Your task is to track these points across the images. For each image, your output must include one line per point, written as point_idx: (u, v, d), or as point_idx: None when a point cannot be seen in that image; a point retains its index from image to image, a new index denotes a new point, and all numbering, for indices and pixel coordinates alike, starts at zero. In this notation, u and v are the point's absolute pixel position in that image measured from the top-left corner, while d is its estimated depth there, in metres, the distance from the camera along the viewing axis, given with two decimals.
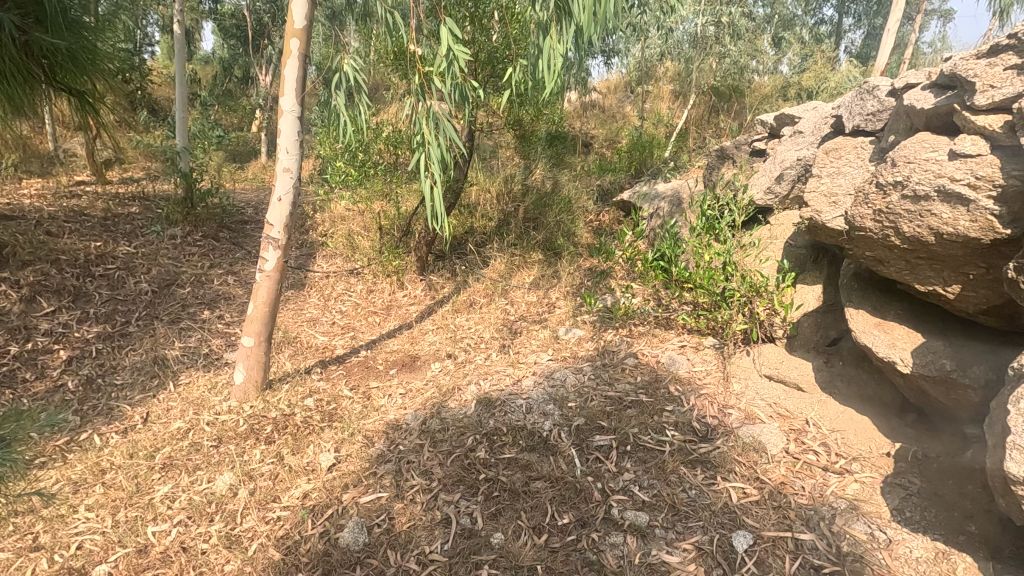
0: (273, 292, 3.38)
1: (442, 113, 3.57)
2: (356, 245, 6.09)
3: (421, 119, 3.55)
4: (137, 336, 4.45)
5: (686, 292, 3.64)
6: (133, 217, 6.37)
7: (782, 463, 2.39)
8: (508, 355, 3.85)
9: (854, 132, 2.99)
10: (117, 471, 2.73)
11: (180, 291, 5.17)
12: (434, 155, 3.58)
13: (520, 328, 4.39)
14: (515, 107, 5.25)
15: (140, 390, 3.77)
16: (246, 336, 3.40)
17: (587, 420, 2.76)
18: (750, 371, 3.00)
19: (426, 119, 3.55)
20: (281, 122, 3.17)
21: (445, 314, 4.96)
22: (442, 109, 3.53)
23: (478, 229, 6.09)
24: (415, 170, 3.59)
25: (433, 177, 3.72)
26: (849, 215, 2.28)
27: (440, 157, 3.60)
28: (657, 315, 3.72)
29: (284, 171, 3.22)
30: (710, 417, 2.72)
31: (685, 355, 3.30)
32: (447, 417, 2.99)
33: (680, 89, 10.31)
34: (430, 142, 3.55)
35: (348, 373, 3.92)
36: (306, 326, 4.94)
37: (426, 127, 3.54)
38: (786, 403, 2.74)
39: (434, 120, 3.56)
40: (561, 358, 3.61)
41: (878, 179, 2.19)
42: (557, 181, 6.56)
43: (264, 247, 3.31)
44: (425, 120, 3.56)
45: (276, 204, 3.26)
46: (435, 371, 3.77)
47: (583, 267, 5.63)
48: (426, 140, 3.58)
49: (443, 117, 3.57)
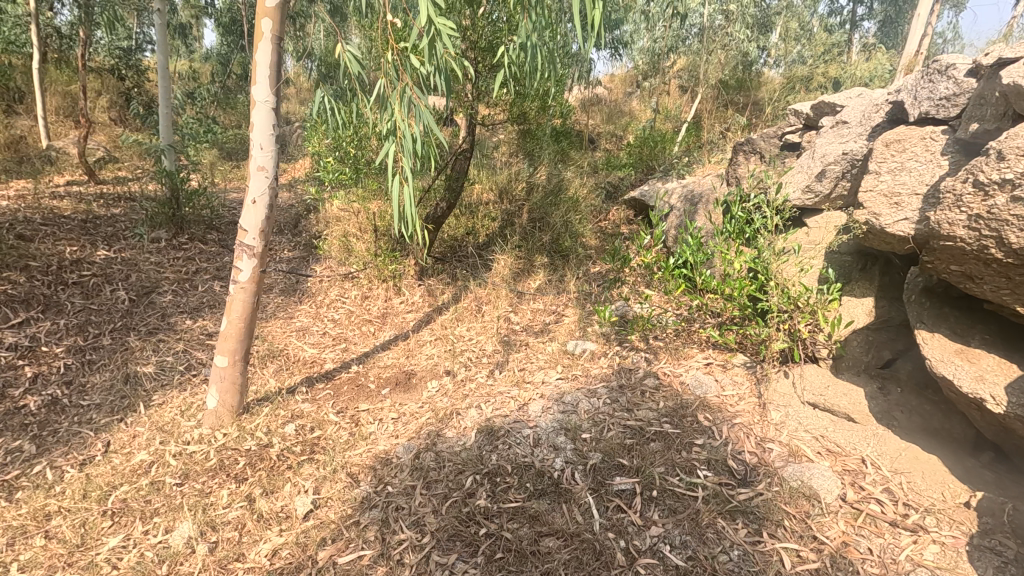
0: (249, 305, 3.02)
1: (420, 98, 3.16)
2: (351, 248, 5.74)
3: (393, 102, 3.09)
4: (110, 350, 4.09)
5: (712, 303, 3.27)
6: (116, 220, 6.03)
7: (840, 515, 2.01)
8: (512, 373, 3.47)
9: (922, 120, 2.55)
10: (64, 516, 2.39)
11: (161, 299, 4.82)
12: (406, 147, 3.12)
13: (526, 340, 4.01)
14: (519, 100, 4.87)
15: (108, 411, 3.43)
16: (219, 355, 3.04)
17: (605, 458, 2.39)
18: (790, 397, 2.62)
19: (400, 103, 3.10)
20: (253, 114, 2.81)
21: (444, 323, 4.59)
22: (423, 92, 3.12)
23: (479, 231, 5.72)
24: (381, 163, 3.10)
25: (404, 174, 3.28)
26: (934, 219, 1.92)
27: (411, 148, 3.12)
28: (679, 329, 3.38)
29: (258, 170, 2.86)
30: (748, 453, 2.35)
31: (713, 377, 2.95)
32: (443, 451, 2.64)
33: (688, 82, 9.91)
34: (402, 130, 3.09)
35: (337, 392, 3.55)
36: (295, 338, 4.58)
37: (398, 112, 3.08)
38: (835, 437, 2.36)
39: (414, 107, 3.14)
40: (572, 378, 3.26)
41: (977, 176, 1.78)
42: (563, 178, 6.16)
43: (238, 255, 2.95)
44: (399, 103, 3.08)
45: (250, 207, 2.90)
46: (432, 392, 3.40)
47: (592, 272, 5.26)
48: (397, 129, 3.14)
49: (422, 102, 3.14)
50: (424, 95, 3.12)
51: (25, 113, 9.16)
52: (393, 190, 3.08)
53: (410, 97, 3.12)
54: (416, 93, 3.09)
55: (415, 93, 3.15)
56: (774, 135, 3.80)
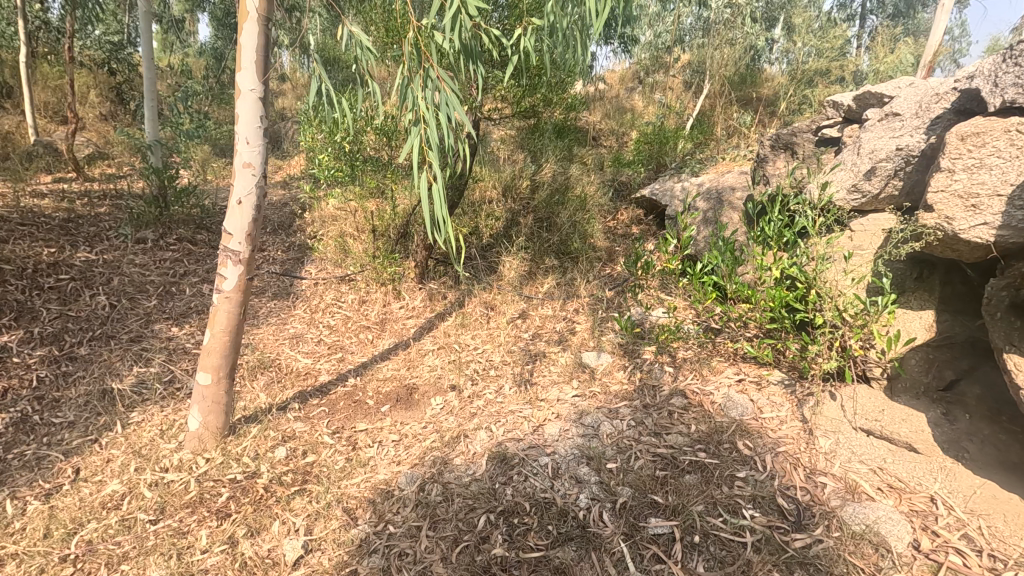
0: (234, 317, 2.72)
1: (446, 83, 2.84)
2: (348, 249, 5.44)
3: (417, 88, 2.78)
4: (88, 360, 3.79)
5: (744, 314, 3.00)
6: (99, 219, 5.71)
7: (913, 568, 1.75)
8: (523, 389, 3.19)
9: (1005, 110, 2.15)
10: (20, 562, 2.11)
11: (145, 304, 4.52)
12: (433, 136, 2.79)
13: (536, 351, 3.73)
14: (528, 93, 4.57)
15: (82, 430, 3.13)
16: (202, 372, 2.75)
17: (635, 494, 2.14)
18: (839, 421, 2.35)
19: (424, 89, 2.78)
20: (239, 104, 2.52)
21: (447, 331, 4.31)
22: (449, 77, 2.80)
23: (484, 230, 5.40)
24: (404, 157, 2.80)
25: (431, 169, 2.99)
26: None
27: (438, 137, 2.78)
28: (707, 341, 3.11)
29: (244, 166, 2.57)
30: (798, 489, 2.08)
31: (748, 397, 2.67)
32: (450, 483, 2.37)
33: (693, 78, 9.64)
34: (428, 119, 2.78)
35: (333, 408, 3.27)
36: (288, 347, 4.28)
37: (423, 100, 2.77)
38: (896, 470, 2.09)
39: (440, 94, 2.82)
40: (589, 395, 2.99)
41: None
42: (570, 175, 5.87)
43: (222, 261, 2.66)
44: (422, 89, 2.77)
45: (235, 209, 2.60)
46: (436, 409, 3.11)
47: (602, 275, 4.98)
48: (421, 119, 2.83)
49: (449, 87, 2.82)
50: (450, 79, 2.81)
51: (9, 108, 8.81)
52: (420, 186, 2.78)
53: (435, 82, 2.80)
54: (442, 77, 2.77)
55: (440, 78, 2.83)
56: (809, 130, 3.46)
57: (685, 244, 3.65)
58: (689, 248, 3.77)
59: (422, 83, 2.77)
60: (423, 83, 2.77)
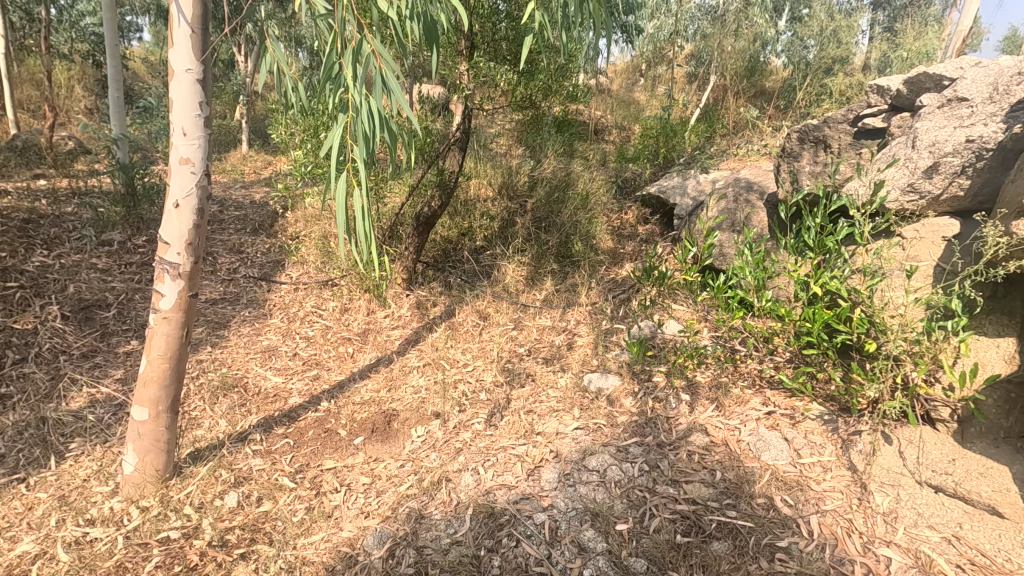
0: (174, 342, 2.30)
1: (383, 59, 2.32)
2: (330, 251, 5.03)
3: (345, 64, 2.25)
4: (31, 379, 3.38)
5: (775, 337, 2.59)
6: (63, 219, 5.28)
7: None
8: (516, 418, 2.78)
9: None
10: None
11: (102, 315, 4.10)
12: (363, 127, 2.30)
13: (534, 372, 3.32)
14: (525, 81, 4.14)
15: (10, 467, 2.73)
16: (137, 406, 2.33)
17: (653, 571, 1.78)
18: (899, 473, 1.93)
19: (354, 67, 2.26)
20: (173, 88, 2.09)
21: (434, 344, 3.89)
22: (387, 53, 2.30)
23: (477, 231, 4.96)
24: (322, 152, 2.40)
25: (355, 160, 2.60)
26: None
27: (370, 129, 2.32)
28: (731, 368, 2.72)
29: (181, 163, 2.14)
30: (851, 566, 1.69)
31: (782, 436, 2.27)
32: (427, 548, 1.99)
33: (697, 69, 9.20)
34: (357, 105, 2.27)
35: (299, 440, 2.86)
36: (258, 364, 3.85)
37: (351, 81, 2.24)
38: (979, 541, 1.68)
39: (374, 74, 2.30)
40: (593, 429, 2.58)
41: None
42: (570, 171, 5.43)
43: (158, 276, 2.24)
44: (352, 67, 2.24)
45: (172, 212, 2.18)
46: (416, 443, 2.70)
47: (606, 281, 4.57)
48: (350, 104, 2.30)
49: (386, 66, 2.32)
50: (388, 56, 2.31)
51: None
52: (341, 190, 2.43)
53: (370, 58, 2.29)
54: (379, 52, 2.27)
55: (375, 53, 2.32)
56: (845, 119, 3.00)
57: (707, 252, 3.19)
58: (709, 256, 3.31)
59: (353, 57, 2.25)
60: (354, 59, 2.25)
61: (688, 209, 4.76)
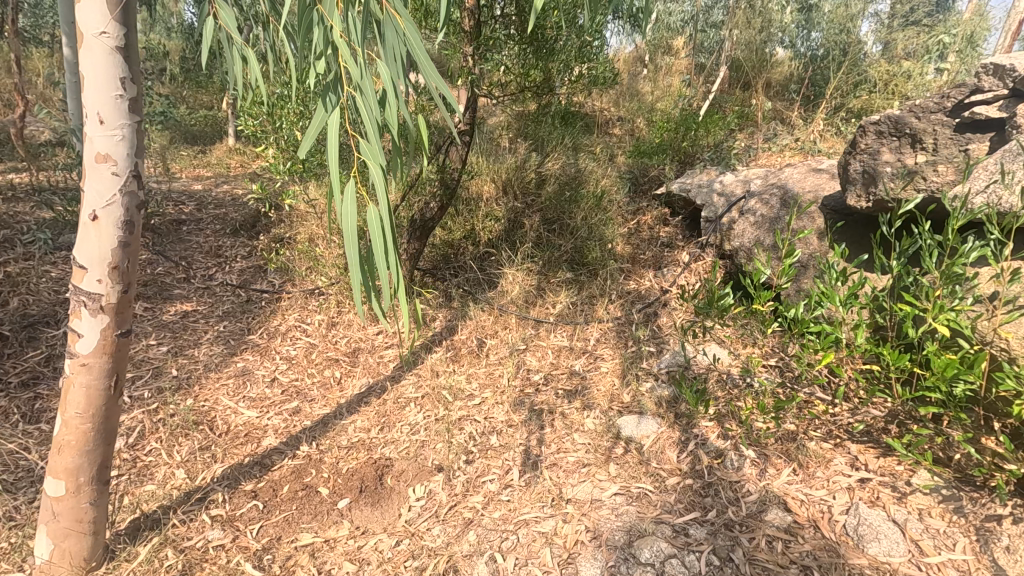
0: (98, 398, 1.77)
1: (388, 9, 1.73)
2: (317, 256, 4.48)
3: (334, 16, 1.65)
4: None
5: (873, 385, 2.06)
6: (17, 218, 4.69)
7: None
8: (538, 478, 2.28)
9: None
10: None
11: (52, 334, 3.54)
12: (364, 107, 1.68)
13: (553, 408, 2.81)
14: (544, 60, 3.44)
15: None
16: (51, 479, 1.80)
17: None
18: None
19: (346, 21, 1.66)
20: (84, 59, 1.53)
21: (434, 368, 3.35)
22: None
23: (481, 234, 4.39)
24: (308, 153, 1.65)
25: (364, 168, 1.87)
26: None
27: (373, 110, 1.69)
28: (811, 421, 2.20)
29: (99, 161, 1.60)
30: None
31: (888, 517, 1.76)
32: None
33: (710, 53, 8.61)
34: (355, 78, 1.66)
35: (272, 500, 2.35)
36: (227, 394, 3.28)
37: (343, 39, 1.64)
38: None
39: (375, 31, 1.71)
40: (637, 495, 2.07)
41: None
42: (582, 167, 4.88)
43: (74, 310, 1.70)
44: (344, 20, 1.65)
45: (88, 226, 1.63)
46: (415, 511, 2.20)
47: (626, 291, 4.05)
48: (345, 75, 1.69)
49: (394, 19, 1.73)
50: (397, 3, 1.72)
51: None
52: (348, 209, 1.65)
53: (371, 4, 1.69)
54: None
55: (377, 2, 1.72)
56: (941, 107, 2.46)
57: (785, 273, 2.34)
58: (788, 281, 2.43)
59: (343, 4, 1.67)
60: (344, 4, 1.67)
61: (718, 212, 4.25)
